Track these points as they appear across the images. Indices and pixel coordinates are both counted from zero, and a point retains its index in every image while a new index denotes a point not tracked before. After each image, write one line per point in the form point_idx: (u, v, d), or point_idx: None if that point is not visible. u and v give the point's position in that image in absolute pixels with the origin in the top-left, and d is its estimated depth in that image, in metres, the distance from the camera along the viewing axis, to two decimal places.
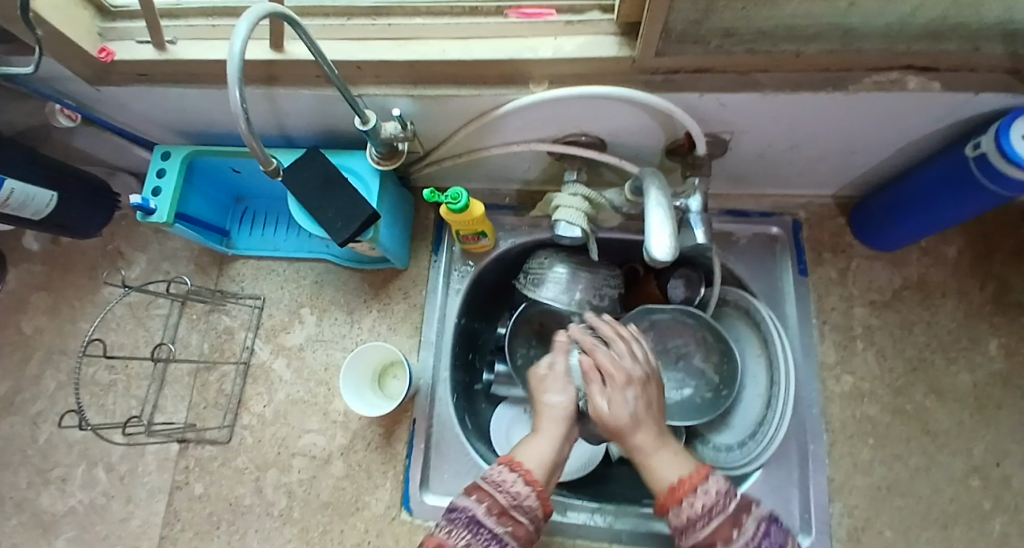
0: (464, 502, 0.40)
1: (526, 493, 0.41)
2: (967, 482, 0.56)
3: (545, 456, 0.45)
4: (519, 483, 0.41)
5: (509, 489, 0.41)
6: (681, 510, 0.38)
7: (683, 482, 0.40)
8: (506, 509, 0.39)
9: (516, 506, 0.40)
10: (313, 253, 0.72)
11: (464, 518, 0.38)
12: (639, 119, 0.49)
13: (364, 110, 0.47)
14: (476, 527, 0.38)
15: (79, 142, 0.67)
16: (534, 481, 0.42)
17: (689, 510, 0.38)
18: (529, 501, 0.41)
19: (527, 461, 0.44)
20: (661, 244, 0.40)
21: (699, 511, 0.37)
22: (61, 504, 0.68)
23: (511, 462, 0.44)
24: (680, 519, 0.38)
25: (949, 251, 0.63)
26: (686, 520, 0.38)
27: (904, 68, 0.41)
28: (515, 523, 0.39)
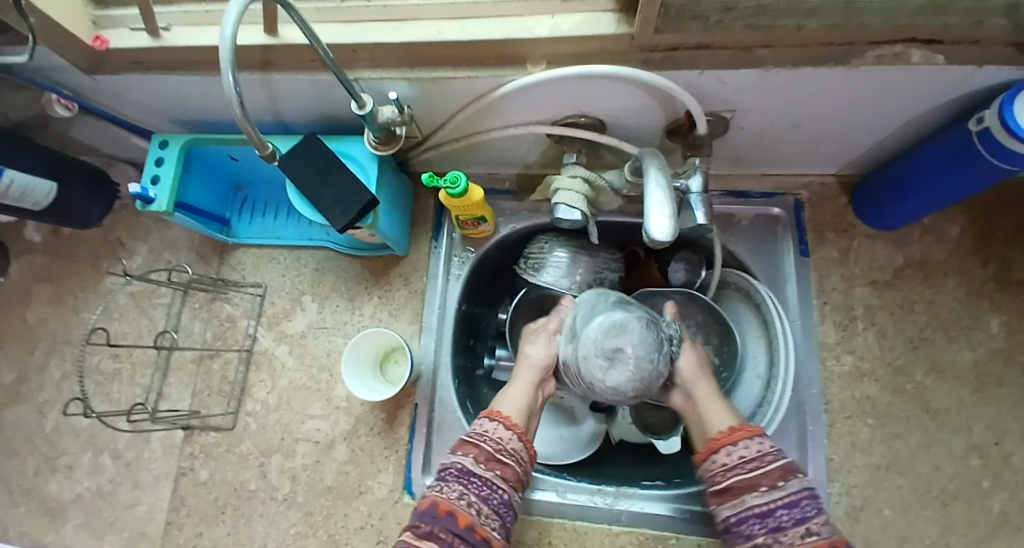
0: (452, 459, 0.45)
1: (509, 437, 0.47)
2: (967, 460, 0.56)
3: (520, 401, 0.51)
4: (499, 429, 0.47)
5: (492, 437, 0.46)
6: (732, 451, 0.42)
7: (741, 429, 0.44)
8: (491, 455, 0.45)
9: (499, 451, 0.45)
10: (314, 241, 0.72)
11: (454, 472, 0.43)
12: (638, 98, 0.48)
13: (360, 94, 0.46)
14: (467, 478, 0.43)
15: (76, 131, 0.67)
16: (514, 425, 0.48)
17: (740, 452, 0.42)
18: (513, 442, 0.47)
19: (506, 409, 0.50)
20: (661, 225, 0.39)
21: (750, 457, 0.41)
22: (69, 491, 0.69)
23: (492, 412, 0.49)
24: (724, 462, 0.42)
25: (952, 230, 0.63)
26: (734, 460, 0.42)
27: (907, 41, 0.41)
28: (503, 466, 0.45)
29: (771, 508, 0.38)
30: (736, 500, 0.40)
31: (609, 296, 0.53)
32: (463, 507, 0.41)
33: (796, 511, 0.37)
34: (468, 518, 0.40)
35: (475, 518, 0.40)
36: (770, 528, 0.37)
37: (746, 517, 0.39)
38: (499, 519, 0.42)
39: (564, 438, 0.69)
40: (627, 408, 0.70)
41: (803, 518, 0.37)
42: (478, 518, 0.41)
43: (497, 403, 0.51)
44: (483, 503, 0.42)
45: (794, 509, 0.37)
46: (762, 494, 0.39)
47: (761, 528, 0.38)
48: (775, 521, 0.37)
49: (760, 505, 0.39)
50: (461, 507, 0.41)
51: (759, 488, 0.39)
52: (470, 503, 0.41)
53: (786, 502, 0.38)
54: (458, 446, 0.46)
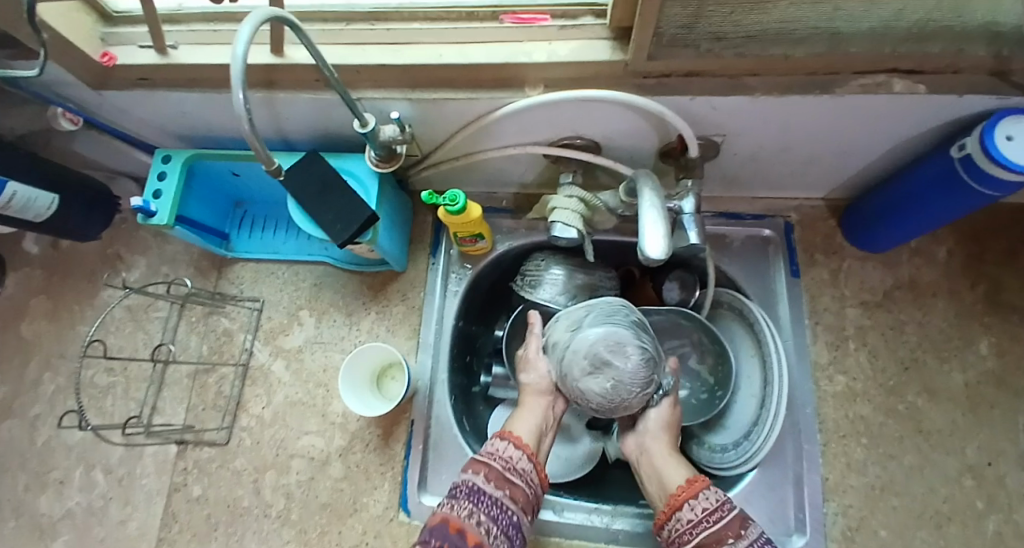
0: (463, 477, 0.45)
1: (518, 457, 0.48)
2: (961, 482, 0.56)
3: (530, 423, 0.53)
4: (509, 448, 0.48)
5: (502, 456, 0.48)
6: (694, 504, 0.43)
7: (697, 483, 0.45)
8: (502, 474, 0.46)
9: (510, 469, 0.47)
10: (312, 256, 0.73)
11: (465, 490, 0.44)
12: (632, 122, 0.50)
13: (363, 113, 0.48)
14: (478, 496, 0.43)
15: (80, 146, 0.68)
16: (524, 446, 0.49)
17: (702, 505, 0.43)
18: (522, 463, 0.48)
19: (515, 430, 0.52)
20: (656, 244, 0.40)
21: (711, 509, 0.42)
22: (58, 507, 0.68)
23: (502, 434, 0.51)
24: (689, 518, 0.43)
25: (939, 252, 0.64)
26: (697, 515, 0.42)
27: (890, 71, 0.42)
28: (512, 487, 0.45)
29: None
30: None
31: (612, 308, 0.53)
32: (473, 525, 0.41)
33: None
34: (478, 537, 0.40)
35: (484, 537, 0.40)
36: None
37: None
38: (507, 542, 0.42)
39: (561, 458, 0.69)
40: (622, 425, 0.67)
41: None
42: (487, 538, 0.40)
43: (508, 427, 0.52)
44: (492, 523, 0.42)
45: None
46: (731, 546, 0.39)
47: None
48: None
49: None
50: (471, 525, 0.41)
51: (724, 540, 0.40)
52: (481, 522, 0.41)
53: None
54: (467, 466, 0.47)
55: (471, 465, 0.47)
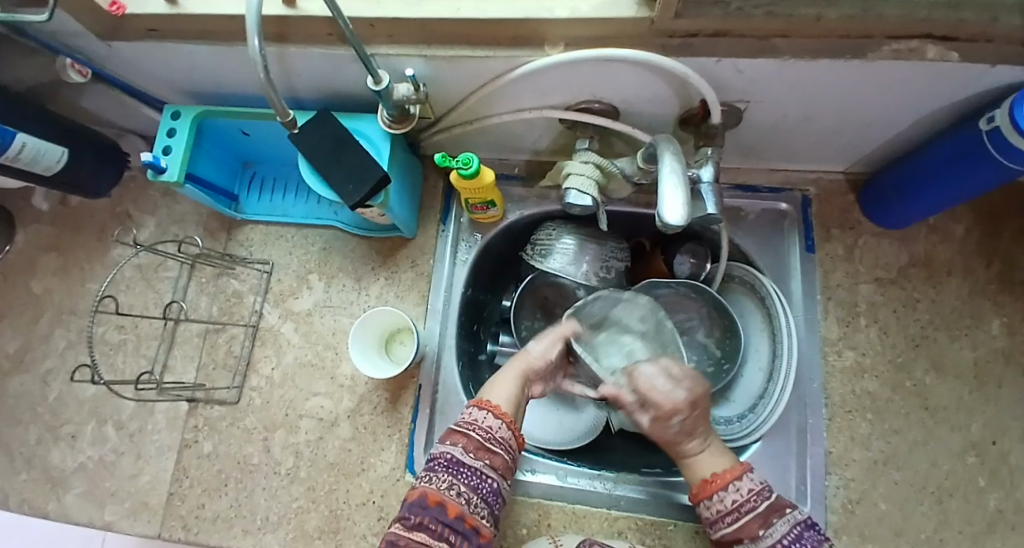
0: (441, 448, 0.45)
1: (498, 425, 0.46)
2: (964, 458, 0.57)
3: (509, 390, 0.49)
4: (488, 417, 0.46)
5: (481, 426, 0.46)
6: (711, 505, 0.44)
7: (715, 479, 0.45)
8: (481, 445, 0.45)
9: (489, 439, 0.45)
10: (322, 221, 0.73)
11: (444, 462, 0.44)
12: (654, 85, 0.49)
13: (377, 70, 0.47)
14: (456, 468, 0.43)
15: (88, 100, 0.67)
16: (504, 415, 0.47)
17: (718, 506, 0.44)
18: (502, 431, 0.46)
19: (494, 398, 0.49)
20: (674, 210, 0.40)
21: (728, 510, 0.43)
22: (71, 460, 0.70)
23: (480, 401, 0.48)
24: (710, 514, 0.44)
25: (958, 230, 0.63)
26: (716, 515, 0.44)
27: (924, 37, 0.40)
28: (492, 455, 0.45)
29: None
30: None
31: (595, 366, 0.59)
32: (452, 497, 0.42)
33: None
34: (457, 507, 0.41)
35: (465, 507, 0.42)
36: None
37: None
38: (488, 507, 0.43)
39: (566, 427, 0.70)
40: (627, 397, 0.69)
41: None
42: (467, 507, 0.42)
43: (484, 392, 0.50)
44: (472, 493, 0.43)
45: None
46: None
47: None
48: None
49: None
50: (451, 497, 0.42)
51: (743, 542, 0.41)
52: (460, 493, 0.42)
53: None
54: (446, 435, 0.46)
55: (450, 434, 0.47)
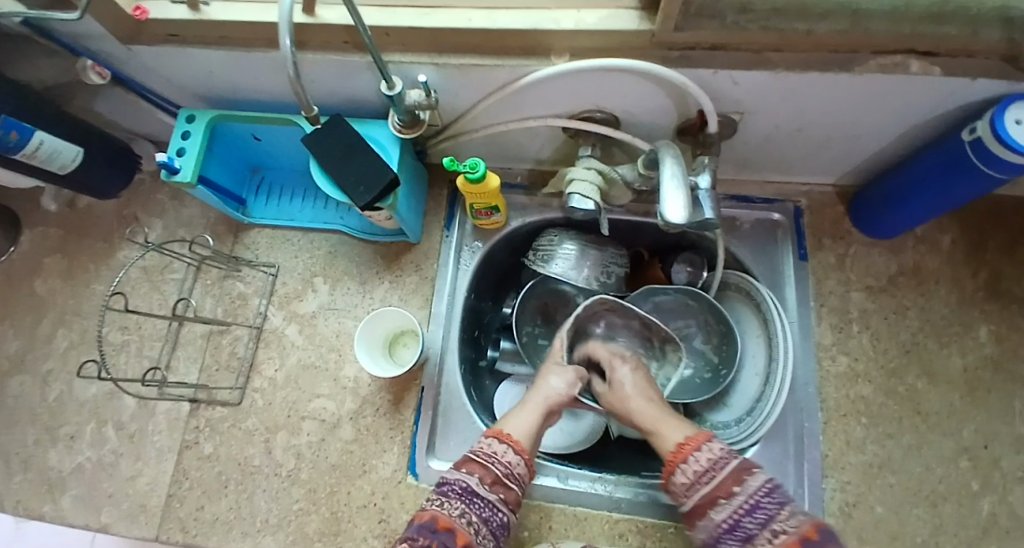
0: (456, 475, 0.48)
1: (515, 461, 0.50)
2: (958, 462, 0.58)
3: (528, 425, 0.54)
4: (508, 452, 0.50)
5: (501, 460, 0.49)
6: (685, 469, 0.45)
7: (688, 442, 0.47)
8: (498, 478, 0.48)
9: (507, 475, 0.49)
10: (327, 225, 0.74)
11: (458, 489, 0.46)
12: (654, 96, 0.51)
13: (390, 76, 0.49)
14: (470, 497, 0.46)
15: (102, 104, 0.69)
16: (521, 451, 0.51)
17: (692, 469, 0.45)
18: (519, 468, 0.50)
19: (513, 432, 0.53)
20: (676, 209, 0.42)
21: (702, 469, 0.44)
22: (68, 461, 0.69)
23: (500, 435, 0.52)
24: (684, 480, 0.45)
25: (944, 240, 0.66)
26: (691, 478, 0.45)
27: (907, 52, 0.43)
28: (506, 489, 0.48)
29: (735, 521, 0.41)
30: (703, 520, 0.43)
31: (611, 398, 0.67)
32: (463, 525, 0.43)
33: (760, 516, 0.40)
34: (466, 536, 0.43)
35: (473, 537, 0.43)
36: (739, 542, 0.40)
37: (719, 534, 0.42)
38: (494, 539, 0.45)
39: (565, 432, 0.71)
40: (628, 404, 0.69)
41: (766, 519, 0.39)
42: (476, 537, 0.44)
43: (501, 424, 0.54)
44: (482, 524, 0.45)
45: (754, 515, 0.40)
46: (727, 508, 0.42)
47: (732, 543, 0.41)
48: (743, 531, 0.40)
49: (725, 519, 0.42)
50: (461, 524, 0.43)
51: (718, 500, 0.42)
52: (471, 522, 0.44)
53: (747, 509, 0.41)
54: (464, 464, 0.49)
55: (467, 462, 0.50)
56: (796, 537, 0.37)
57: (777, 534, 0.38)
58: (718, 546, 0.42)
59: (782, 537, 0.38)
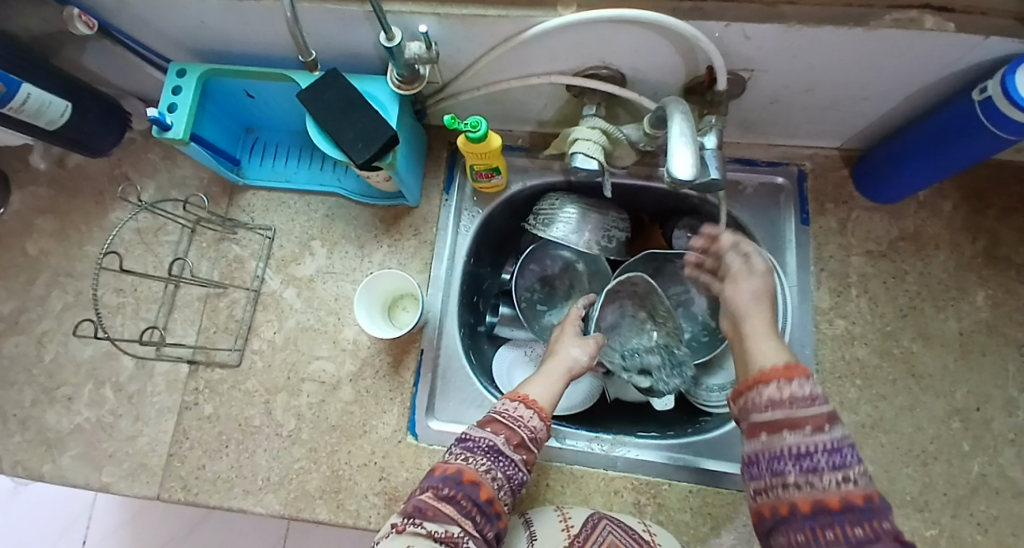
0: (483, 434, 0.48)
1: (540, 426, 0.51)
2: (949, 423, 0.59)
3: (549, 393, 0.54)
4: (534, 418, 0.51)
5: (526, 425, 0.50)
6: (784, 388, 0.42)
7: (793, 368, 0.43)
8: (523, 442, 0.49)
9: (531, 438, 0.50)
10: (324, 187, 0.73)
11: (484, 447, 0.47)
12: (662, 51, 0.50)
13: (390, 26, 0.47)
14: (496, 455, 0.47)
15: (90, 57, 0.66)
16: (544, 416, 0.52)
17: (790, 390, 0.42)
18: (541, 434, 0.51)
19: (537, 398, 0.53)
20: (684, 164, 0.41)
21: (800, 395, 0.41)
22: (67, 422, 0.69)
23: (526, 399, 0.52)
24: (768, 397, 0.42)
25: (945, 206, 0.66)
26: (782, 397, 0.41)
27: (922, 8, 0.43)
28: (528, 451, 0.49)
29: (809, 450, 0.38)
30: (769, 437, 0.40)
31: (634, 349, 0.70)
32: (487, 480, 0.45)
33: (836, 457, 0.38)
34: (490, 492, 0.45)
35: (496, 493, 0.45)
36: (805, 469, 0.38)
37: (780, 452, 0.39)
38: (512, 496, 0.47)
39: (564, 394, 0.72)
40: None
41: (842, 464, 0.37)
42: (498, 493, 0.45)
43: (525, 388, 0.54)
44: (505, 480, 0.46)
45: (832, 455, 0.38)
46: (805, 435, 0.39)
47: (794, 466, 0.38)
48: (811, 462, 0.38)
49: (797, 444, 0.39)
50: (486, 480, 0.45)
51: (801, 428, 0.39)
52: (495, 479, 0.45)
53: (826, 447, 0.38)
54: (490, 423, 0.50)
55: (492, 422, 0.50)
56: (860, 492, 0.36)
57: (840, 481, 0.37)
58: (767, 464, 0.40)
59: (848, 484, 0.37)
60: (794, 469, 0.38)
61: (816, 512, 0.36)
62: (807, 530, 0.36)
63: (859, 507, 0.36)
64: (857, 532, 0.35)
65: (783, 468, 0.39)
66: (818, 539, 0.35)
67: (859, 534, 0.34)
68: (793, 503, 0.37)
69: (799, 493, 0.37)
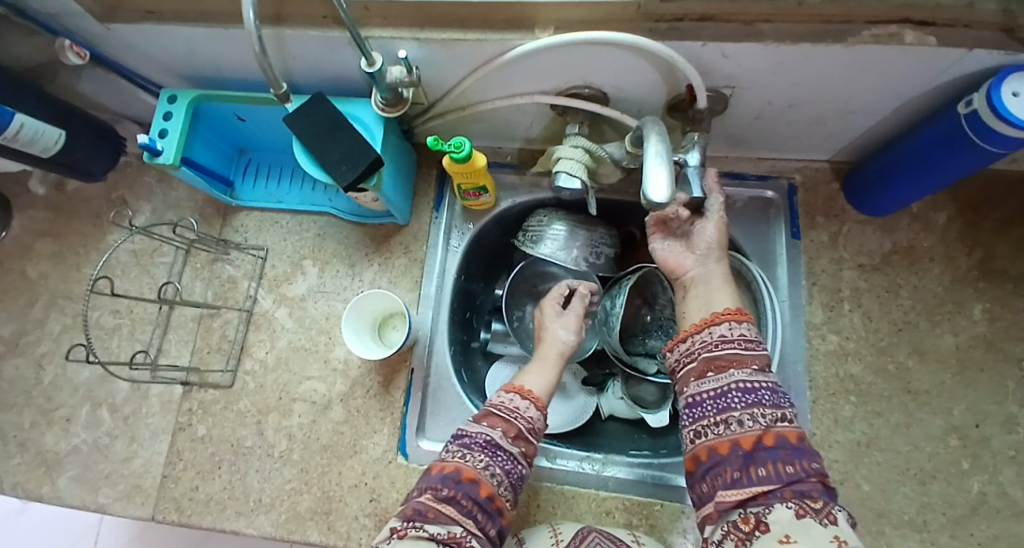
0: (480, 429, 0.49)
1: (536, 416, 0.52)
2: (946, 441, 0.58)
3: (545, 382, 0.56)
4: (529, 408, 0.52)
5: (523, 416, 0.51)
6: (736, 327, 0.46)
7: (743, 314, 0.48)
8: (520, 434, 0.50)
9: (528, 429, 0.51)
10: (315, 207, 0.73)
11: (481, 442, 0.48)
12: (642, 71, 0.50)
13: (370, 52, 0.47)
14: (494, 449, 0.47)
15: (86, 84, 0.68)
16: (540, 405, 0.53)
17: (741, 330, 0.46)
18: (538, 423, 0.52)
19: (533, 388, 0.55)
20: (660, 187, 0.40)
21: (748, 336, 0.46)
22: (65, 443, 0.70)
23: (522, 391, 0.54)
24: (719, 335, 0.47)
25: (939, 218, 0.65)
26: (733, 334, 0.46)
27: (902, 22, 0.42)
28: (526, 443, 0.50)
29: (756, 387, 0.42)
30: (718, 374, 0.44)
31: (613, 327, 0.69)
32: (486, 477, 0.45)
33: (776, 397, 0.42)
34: (490, 488, 0.45)
35: (495, 489, 0.46)
36: (750, 404, 0.41)
37: (730, 388, 0.43)
38: (512, 491, 0.48)
39: (555, 411, 0.72)
40: (618, 383, 0.72)
41: (780, 404, 0.42)
42: (497, 489, 0.46)
43: (521, 380, 0.56)
44: (504, 476, 0.47)
45: (773, 394, 0.42)
46: (750, 373, 0.43)
47: (740, 402, 0.42)
48: (755, 397, 0.42)
49: (745, 381, 0.43)
50: (485, 477, 0.45)
51: (748, 366, 0.44)
52: (494, 475, 0.46)
53: (769, 387, 0.43)
54: (486, 417, 0.50)
55: (489, 416, 0.51)
56: (794, 431, 0.40)
57: (777, 419, 0.41)
58: (713, 402, 0.43)
59: (785, 423, 0.41)
60: (740, 404, 0.42)
61: (754, 450, 0.39)
62: (743, 464, 0.39)
63: (793, 445, 0.39)
64: (788, 469, 0.38)
65: (729, 405, 0.42)
66: (752, 475, 0.39)
67: (790, 471, 0.38)
68: (733, 440, 0.41)
69: (740, 429, 0.41)
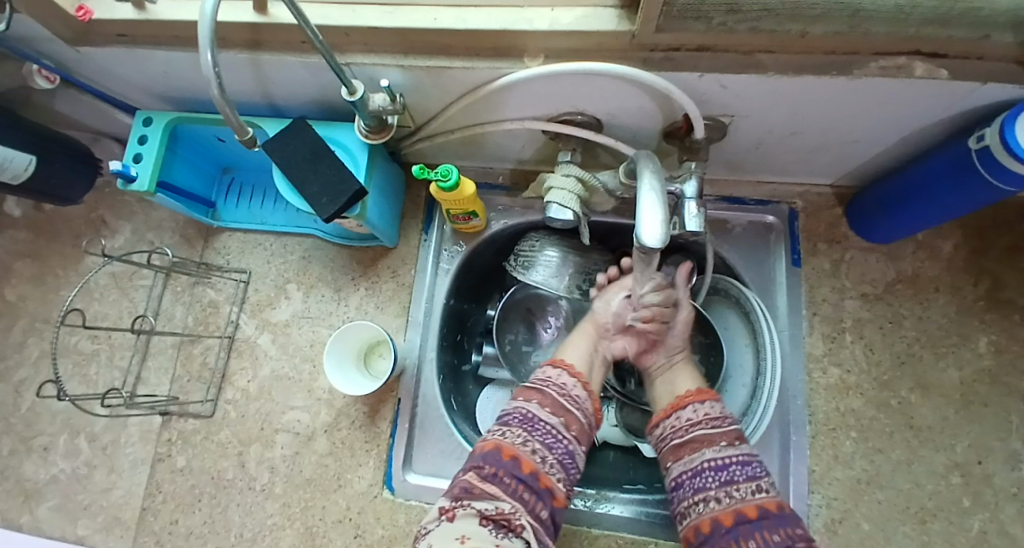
0: (516, 406, 0.50)
1: (571, 383, 0.53)
2: (948, 478, 0.56)
3: (582, 352, 0.57)
4: (563, 376, 0.53)
5: (556, 383, 0.52)
6: (698, 408, 0.50)
7: (707, 391, 0.52)
8: (556, 402, 0.51)
9: (562, 395, 0.52)
10: (300, 229, 0.71)
11: (518, 418, 0.49)
12: (636, 100, 0.48)
13: (351, 80, 0.45)
14: (531, 423, 0.48)
15: (61, 104, 0.65)
16: (576, 374, 0.54)
17: (704, 410, 0.50)
18: (575, 390, 0.53)
19: (571, 360, 0.56)
20: (652, 230, 0.37)
21: (712, 415, 0.49)
22: (44, 472, 0.68)
23: (556, 362, 0.55)
24: (686, 419, 0.50)
25: (945, 246, 0.62)
26: (700, 415, 0.49)
27: (911, 53, 0.39)
28: (566, 415, 0.50)
29: (726, 464, 0.45)
30: (690, 457, 0.47)
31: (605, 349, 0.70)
32: (526, 453, 0.46)
33: (749, 469, 0.44)
34: (532, 464, 0.45)
35: (539, 465, 0.46)
36: (724, 482, 0.44)
37: (702, 469, 0.46)
38: (563, 469, 0.47)
39: None
40: (612, 409, 0.72)
41: (753, 475, 0.44)
42: (542, 465, 0.46)
43: (561, 354, 0.57)
44: (545, 451, 0.47)
45: (745, 467, 0.44)
46: (719, 449, 0.46)
47: (714, 481, 0.44)
48: (727, 474, 0.44)
49: (715, 458, 0.46)
50: (525, 452, 0.46)
51: (715, 444, 0.47)
52: (534, 451, 0.46)
53: (739, 460, 0.45)
54: (521, 393, 0.52)
55: (525, 392, 0.52)
56: (773, 500, 0.42)
57: (753, 490, 0.43)
58: (690, 482, 0.46)
59: (762, 493, 0.42)
60: (715, 484, 0.44)
61: (738, 523, 0.41)
62: (730, 541, 0.40)
63: (774, 513, 0.41)
64: (776, 537, 0.39)
65: (704, 485, 0.45)
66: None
67: (777, 539, 0.39)
68: (715, 518, 0.42)
69: (720, 507, 0.43)
